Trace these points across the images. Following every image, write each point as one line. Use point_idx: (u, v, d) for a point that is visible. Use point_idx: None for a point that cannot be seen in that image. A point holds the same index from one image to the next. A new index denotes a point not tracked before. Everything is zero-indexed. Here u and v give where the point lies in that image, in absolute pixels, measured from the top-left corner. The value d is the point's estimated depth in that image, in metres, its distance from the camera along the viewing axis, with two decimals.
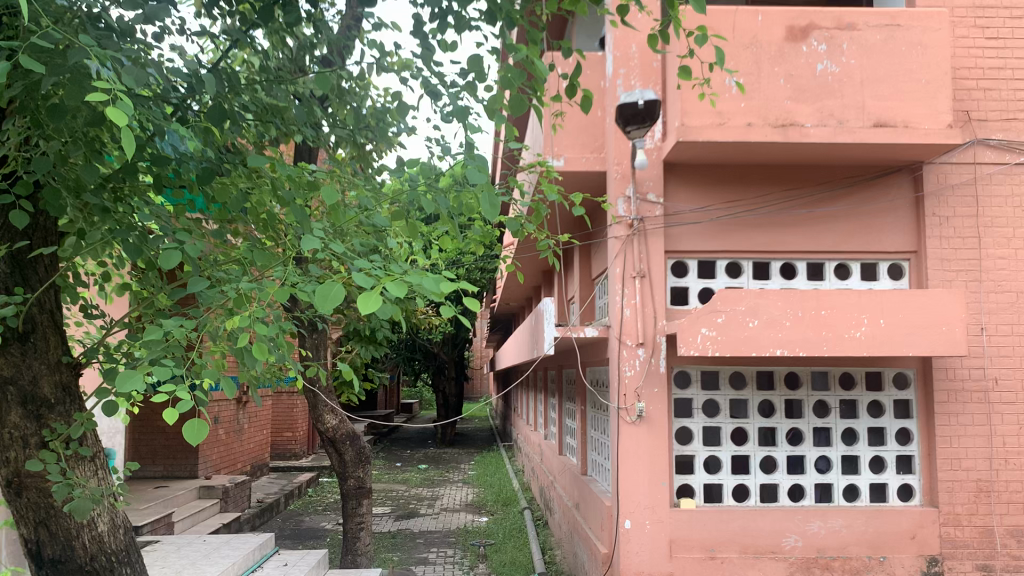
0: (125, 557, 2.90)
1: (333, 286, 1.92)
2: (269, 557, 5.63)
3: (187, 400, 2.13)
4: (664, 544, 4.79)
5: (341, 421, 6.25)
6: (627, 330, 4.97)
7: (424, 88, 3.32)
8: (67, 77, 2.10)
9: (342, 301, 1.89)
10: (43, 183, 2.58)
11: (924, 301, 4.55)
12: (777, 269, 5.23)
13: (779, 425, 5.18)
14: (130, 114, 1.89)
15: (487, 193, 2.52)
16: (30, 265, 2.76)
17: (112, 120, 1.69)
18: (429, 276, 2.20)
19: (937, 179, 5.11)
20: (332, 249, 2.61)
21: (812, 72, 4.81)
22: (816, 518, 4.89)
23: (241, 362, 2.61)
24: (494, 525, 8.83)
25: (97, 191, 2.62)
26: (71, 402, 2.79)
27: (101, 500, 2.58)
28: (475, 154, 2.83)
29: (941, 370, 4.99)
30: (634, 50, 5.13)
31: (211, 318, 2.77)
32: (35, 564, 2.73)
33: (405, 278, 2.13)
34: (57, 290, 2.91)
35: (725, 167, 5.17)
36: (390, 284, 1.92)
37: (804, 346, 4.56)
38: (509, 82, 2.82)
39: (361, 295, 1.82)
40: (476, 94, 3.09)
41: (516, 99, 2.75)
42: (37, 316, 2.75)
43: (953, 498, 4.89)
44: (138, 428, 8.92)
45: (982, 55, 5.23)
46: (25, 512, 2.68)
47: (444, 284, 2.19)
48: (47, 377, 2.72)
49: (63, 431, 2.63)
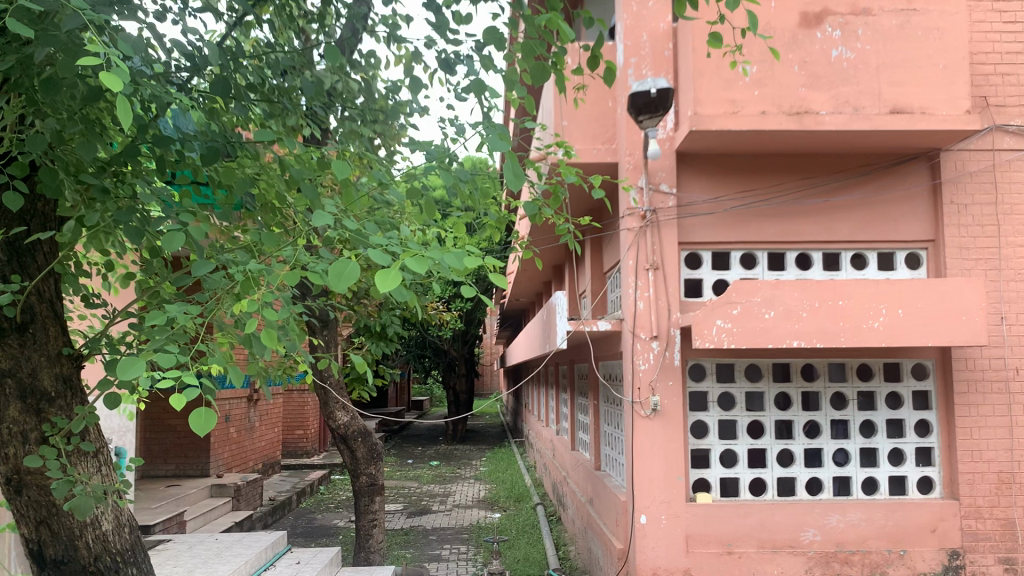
0: (131, 557, 2.86)
1: (347, 262, 1.90)
2: (282, 555, 5.59)
3: (192, 389, 2.06)
4: (680, 539, 4.73)
5: (353, 418, 6.20)
6: (640, 323, 4.91)
7: (438, 62, 3.23)
8: (59, 47, 2.04)
9: (357, 280, 1.89)
10: (39, 164, 2.54)
11: (944, 289, 4.47)
12: (792, 259, 5.16)
13: (795, 418, 5.11)
14: (124, 81, 1.82)
15: (509, 163, 2.41)
16: (28, 252, 2.72)
17: (108, 87, 1.62)
18: (451, 253, 2.13)
19: (955, 166, 5.03)
20: (346, 226, 2.54)
21: (827, 59, 4.74)
22: (835, 511, 4.81)
23: (251, 351, 2.55)
24: (507, 520, 8.78)
25: (96, 173, 2.57)
26: (72, 395, 2.75)
27: (103, 499, 2.50)
28: (495, 122, 2.76)
29: (961, 360, 4.91)
30: (645, 39, 5.06)
31: (217, 304, 2.73)
32: (36, 564, 2.69)
33: (425, 254, 2.06)
34: (57, 279, 2.87)
35: (738, 156, 5.10)
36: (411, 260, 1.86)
37: (821, 337, 4.48)
38: (529, 49, 2.79)
39: (378, 272, 1.79)
40: (492, 67, 3.01)
41: (536, 65, 2.79)
42: (36, 306, 2.72)
43: (974, 490, 4.82)
44: (149, 427, 8.90)
45: (1000, 40, 5.15)
46: (25, 511, 2.63)
47: (464, 262, 2.11)
48: (47, 369, 2.68)
49: (64, 426, 2.58)
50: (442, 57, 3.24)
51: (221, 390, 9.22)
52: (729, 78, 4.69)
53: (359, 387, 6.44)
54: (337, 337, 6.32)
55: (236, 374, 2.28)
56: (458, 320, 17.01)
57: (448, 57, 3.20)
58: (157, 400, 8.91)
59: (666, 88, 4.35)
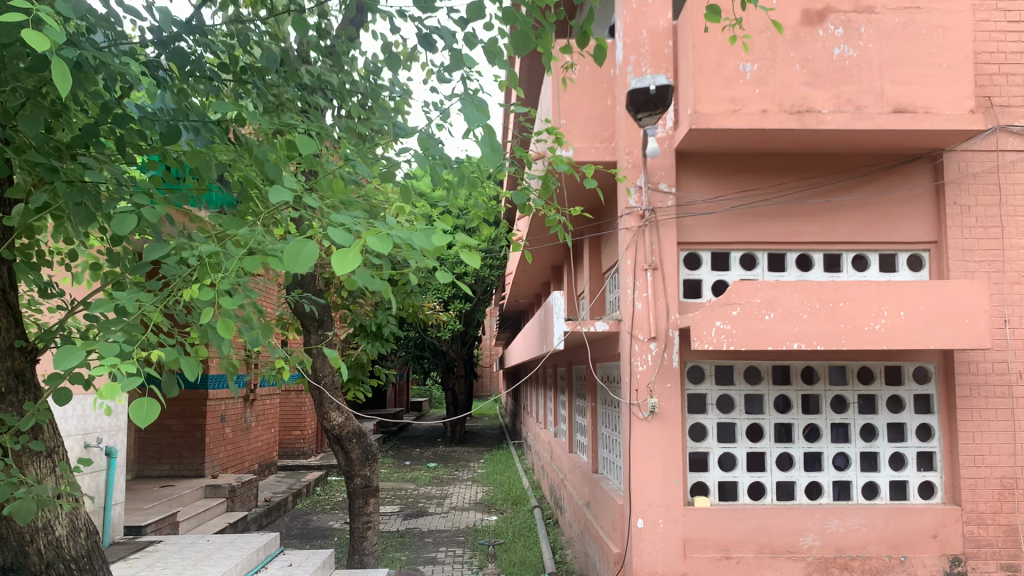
0: (86, 563, 2.82)
1: (304, 243, 1.84)
2: (274, 557, 5.52)
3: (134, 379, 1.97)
4: (677, 544, 4.66)
5: (348, 419, 6.13)
6: (638, 324, 4.84)
7: (417, 39, 3.09)
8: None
9: (314, 262, 1.81)
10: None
11: (947, 292, 4.40)
12: (793, 260, 5.09)
13: (796, 421, 5.03)
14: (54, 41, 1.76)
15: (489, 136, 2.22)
16: None
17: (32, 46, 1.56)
18: (420, 231, 2.01)
19: (959, 167, 4.96)
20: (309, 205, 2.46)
21: (829, 57, 4.67)
22: (835, 516, 4.74)
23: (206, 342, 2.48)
24: (504, 523, 8.71)
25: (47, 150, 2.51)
26: (24, 392, 2.69)
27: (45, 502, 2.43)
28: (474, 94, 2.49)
29: (964, 364, 4.84)
30: (645, 36, 4.99)
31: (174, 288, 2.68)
32: None
33: (391, 232, 1.96)
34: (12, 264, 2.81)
35: (739, 155, 5.03)
36: (374, 240, 1.78)
37: (822, 339, 4.41)
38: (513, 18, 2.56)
39: (335, 252, 1.70)
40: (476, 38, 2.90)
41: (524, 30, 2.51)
42: None
43: (976, 495, 4.75)
44: (144, 427, 8.84)
45: (1005, 39, 5.08)
46: None
47: (436, 239, 1.99)
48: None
49: (13, 424, 2.48)
50: (425, 39, 3.09)
51: (217, 390, 9.15)
52: (729, 76, 4.63)
53: (354, 388, 6.37)
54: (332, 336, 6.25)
55: (190, 367, 2.21)
56: (457, 321, 16.96)
57: (427, 32, 3.06)
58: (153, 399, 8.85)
59: (666, 85, 4.27)
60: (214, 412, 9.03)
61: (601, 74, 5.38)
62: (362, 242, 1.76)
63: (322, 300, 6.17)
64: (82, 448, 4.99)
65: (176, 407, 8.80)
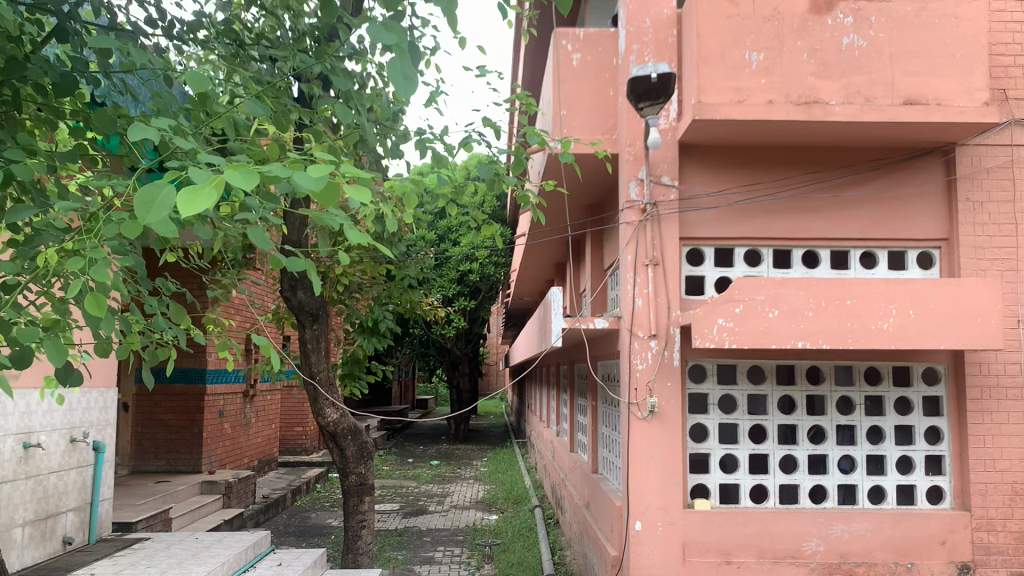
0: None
1: (160, 188, 1.79)
2: (263, 556, 5.40)
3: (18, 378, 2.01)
4: (677, 548, 4.52)
5: (343, 415, 5.97)
6: (638, 321, 4.69)
7: None
8: None
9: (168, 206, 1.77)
10: None
11: (958, 290, 4.25)
12: (798, 257, 4.94)
13: (800, 422, 4.89)
14: None
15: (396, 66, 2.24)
16: None
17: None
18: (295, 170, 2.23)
19: (971, 162, 4.81)
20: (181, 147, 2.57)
21: (838, 47, 4.52)
22: (840, 520, 4.59)
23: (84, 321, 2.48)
24: (504, 523, 8.59)
25: None
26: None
27: None
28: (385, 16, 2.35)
29: (975, 365, 4.69)
30: (649, 25, 4.84)
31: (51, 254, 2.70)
32: None
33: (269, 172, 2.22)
34: None
35: (745, 148, 4.89)
36: (233, 177, 1.81)
37: (827, 339, 4.26)
38: None
39: (184, 189, 1.69)
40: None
41: None
42: None
43: (987, 501, 4.59)
44: (141, 421, 8.75)
45: (1020, 30, 4.93)
46: None
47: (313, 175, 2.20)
48: None
49: None
50: None
51: (216, 386, 9.07)
52: (735, 65, 4.48)
53: (351, 384, 6.21)
54: (329, 331, 6.08)
55: (53, 352, 2.35)
56: (460, 318, 16.91)
57: None
58: (151, 394, 8.78)
59: (668, 73, 4.12)
60: (212, 407, 8.94)
61: (602, 63, 5.22)
62: (217, 181, 1.73)
63: (318, 294, 6.04)
64: (69, 442, 4.86)
65: (174, 402, 8.72)
